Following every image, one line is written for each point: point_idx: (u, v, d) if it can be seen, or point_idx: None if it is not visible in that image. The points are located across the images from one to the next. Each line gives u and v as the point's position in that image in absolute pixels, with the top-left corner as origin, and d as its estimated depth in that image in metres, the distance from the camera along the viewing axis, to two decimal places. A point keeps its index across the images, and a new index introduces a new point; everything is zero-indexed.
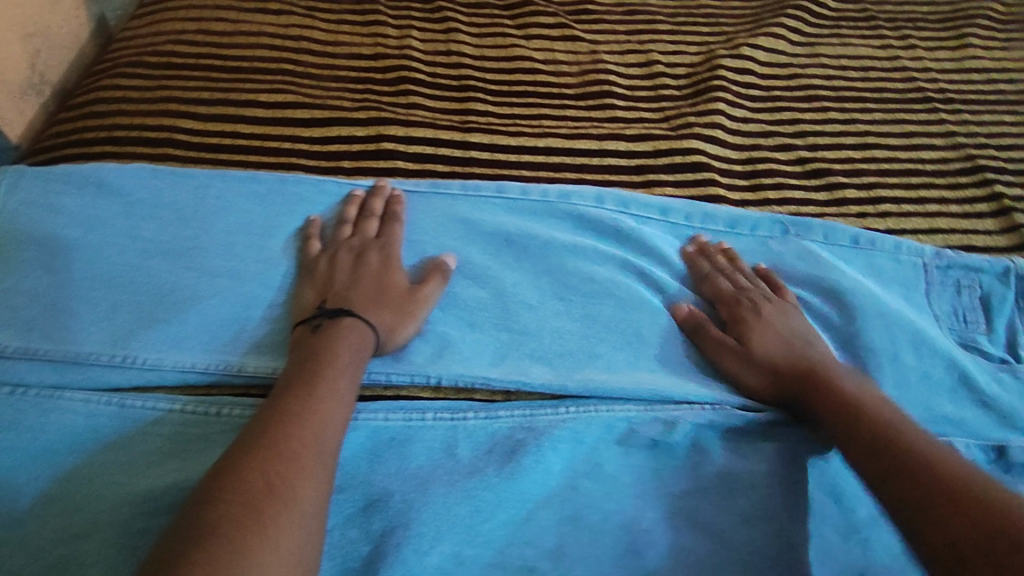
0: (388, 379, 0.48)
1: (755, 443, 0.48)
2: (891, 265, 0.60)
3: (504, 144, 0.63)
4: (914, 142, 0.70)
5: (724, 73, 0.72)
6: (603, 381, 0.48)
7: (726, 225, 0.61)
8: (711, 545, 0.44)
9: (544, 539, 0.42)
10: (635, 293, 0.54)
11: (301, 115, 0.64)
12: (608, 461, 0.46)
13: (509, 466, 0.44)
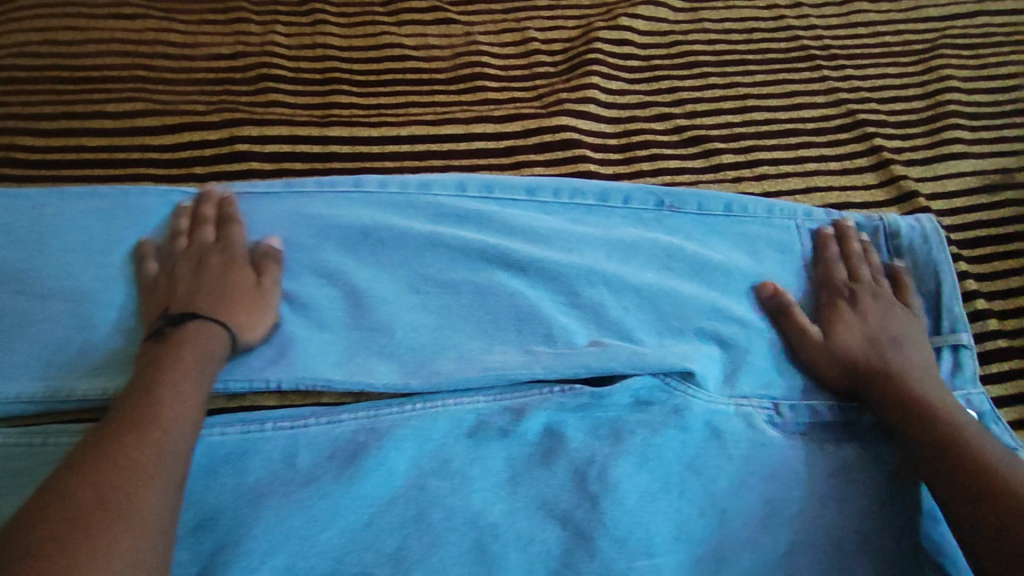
0: (226, 387, 0.46)
1: (610, 425, 0.46)
2: (764, 230, 0.57)
3: (364, 137, 0.62)
4: (796, 101, 0.69)
5: (599, 46, 0.70)
6: (450, 375, 0.47)
7: (597, 201, 0.58)
8: (560, 534, 0.43)
9: (386, 543, 0.41)
10: (495, 282, 0.53)
11: (152, 124, 0.61)
12: (455, 456, 0.44)
13: (348, 472, 0.43)
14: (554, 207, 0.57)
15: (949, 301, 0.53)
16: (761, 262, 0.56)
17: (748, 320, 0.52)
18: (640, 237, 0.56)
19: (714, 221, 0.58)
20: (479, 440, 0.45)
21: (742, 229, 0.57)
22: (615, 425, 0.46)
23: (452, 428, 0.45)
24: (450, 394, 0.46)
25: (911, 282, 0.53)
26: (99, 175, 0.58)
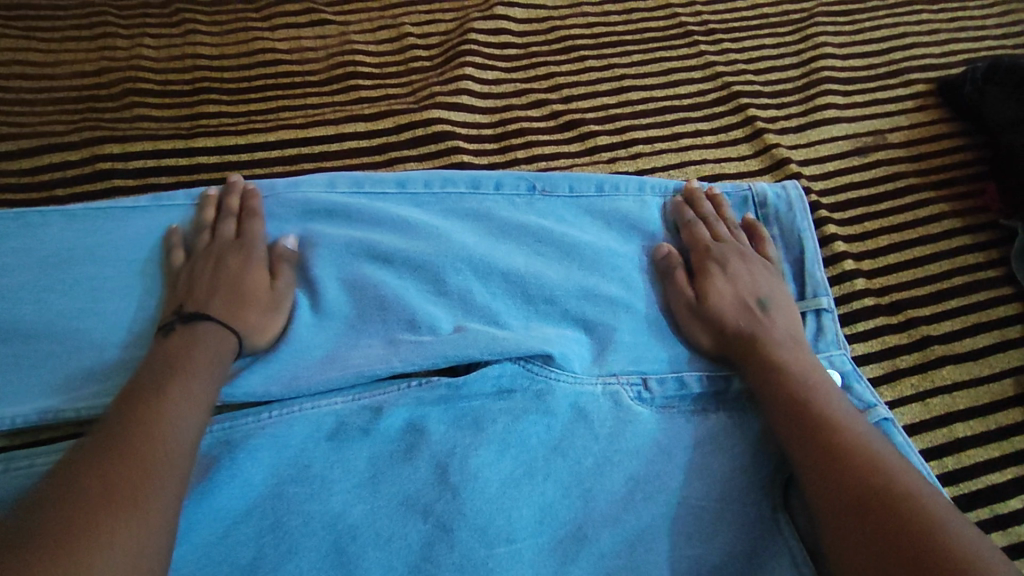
0: (79, 411, 0.45)
1: (471, 414, 0.46)
2: (638, 207, 0.58)
3: (233, 145, 0.61)
4: (672, 79, 0.69)
5: (474, 37, 0.70)
6: (309, 378, 0.46)
7: (467, 189, 0.57)
8: (425, 528, 0.42)
9: (244, 553, 0.40)
10: (360, 276, 0.52)
11: (9, 147, 0.60)
12: (312, 459, 0.44)
13: (198, 486, 0.42)
14: (423, 198, 0.57)
15: (812, 267, 0.54)
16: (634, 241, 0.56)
17: (617, 298, 0.52)
18: (512, 221, 0.56)
19: (587, 202, 0.58)
20: (337, 442, 0.44)
21: (611, 206, 0.58)
22: (478, 414, 0.46)
23: (310, 433, 0.45)
24: (308, 397, 0.46)
25: (768, 235, 0.55)
26: None
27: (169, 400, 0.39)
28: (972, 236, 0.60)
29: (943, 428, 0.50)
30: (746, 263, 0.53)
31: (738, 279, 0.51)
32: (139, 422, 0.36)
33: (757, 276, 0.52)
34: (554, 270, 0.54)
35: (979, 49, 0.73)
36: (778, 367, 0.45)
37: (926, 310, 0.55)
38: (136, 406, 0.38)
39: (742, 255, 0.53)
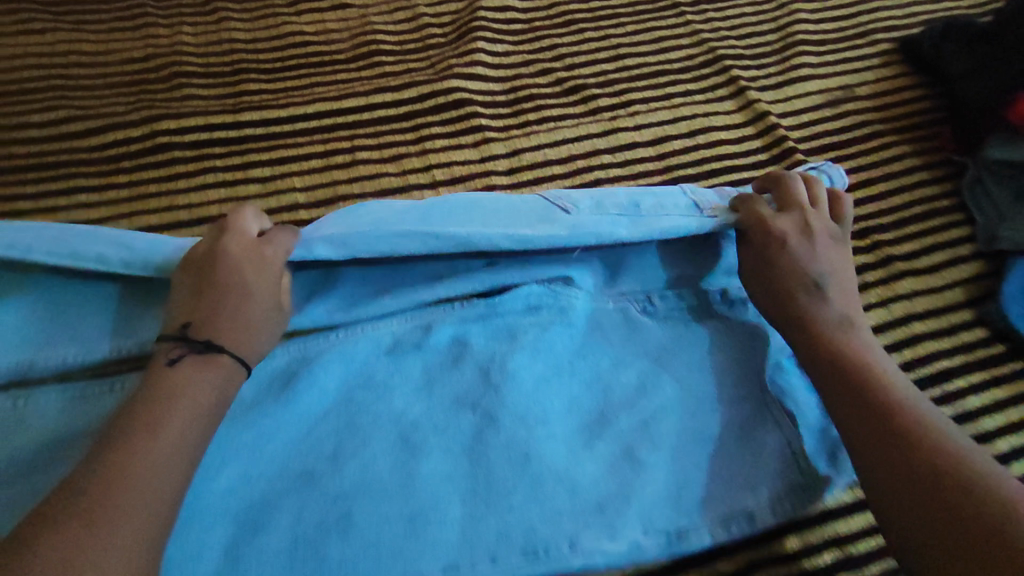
0: None
1: (508, 329, 0.54)
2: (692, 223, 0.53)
3: (276, 117, 0.68)
4: (663, 46, 0.77)
5: (483, 14, 0.77)
6: (368, 305, 0.54)
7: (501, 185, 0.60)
8: (473, 418, 0.50)
9: (326, 445, 0.48)
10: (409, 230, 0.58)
11: (74, 126, 0.66)
12: (376, 369, 0.52)
13: (285, 393, 0.50)
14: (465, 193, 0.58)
15: None
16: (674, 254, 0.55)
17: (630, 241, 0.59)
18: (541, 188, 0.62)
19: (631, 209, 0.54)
20: (396, 355, 0.52)
21: (640, 225, 0.51)
22: (512, 327, 0.54)
23: (373, 348, 0.53)
24: (369, 321, 0.54)
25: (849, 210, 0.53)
26: (30, 179, 0.63)
27: (203, 366, 0.38)
28: (931, 170, 0.68)
29: (906, 330, 0.58)
30: (806, 241, 0.49)
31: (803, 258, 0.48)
32: (172, 393, 0.36)
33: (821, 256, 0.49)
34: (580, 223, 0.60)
35: (935, 10, 0.81)
36: (836, 350, 0.43)
37: (890, 235, 0.64)
38: (172, 371, 0.37)
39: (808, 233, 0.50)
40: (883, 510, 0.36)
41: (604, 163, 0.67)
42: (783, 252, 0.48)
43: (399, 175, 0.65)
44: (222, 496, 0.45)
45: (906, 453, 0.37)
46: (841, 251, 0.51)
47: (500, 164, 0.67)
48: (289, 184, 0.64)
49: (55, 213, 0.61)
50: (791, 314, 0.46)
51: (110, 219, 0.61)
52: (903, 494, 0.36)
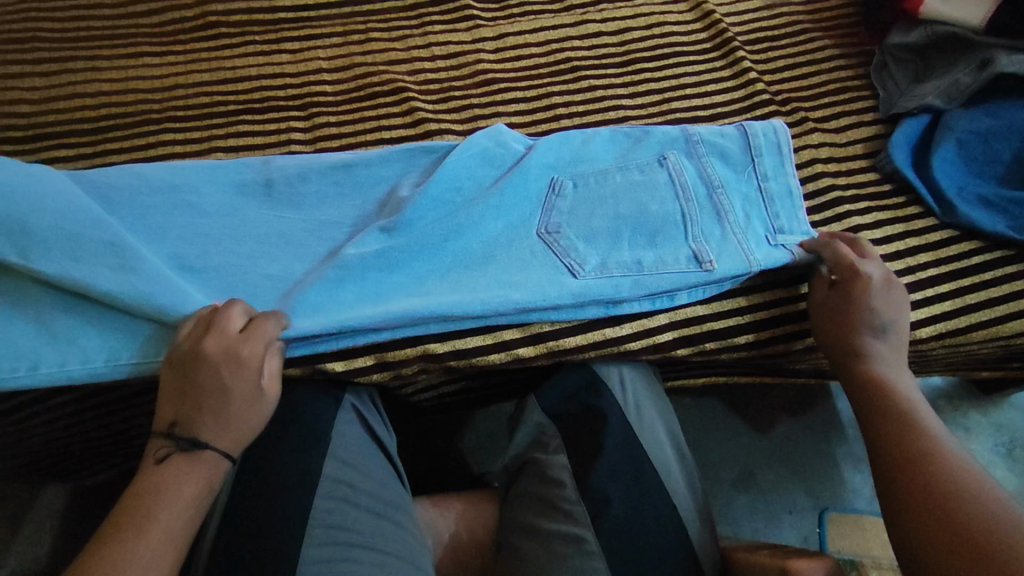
0: (220, 278, 0.61)
1: (473, 181, 0.67)
2: (675, 275, 0.61)
3: (304, 5, 0.85)
4: None
5: None
6: (362, 162, 0.67)
7: (503, 149, 0.69)
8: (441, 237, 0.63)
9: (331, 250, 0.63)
10: (423, 150, 0.68)
11: (143, 8, 0.85)
12: (381, 269, 0.61)
13: (306, 223, 0.65)
14: (481, 227, 0.64)
15: (799, 208, 0.66)
16: (653, 251, 0.63)
17: (592, 149, 0.69)
18: (572, 132, 0.70)
19: (628, 267, 0.62)
20: (396, 266, 0.61)
21: (639, 287, 0.60)
22: (474, 182, 0.66)
23: (379, 261, 0.61)
24: (365, 169, 0.67)
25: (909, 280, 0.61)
26: (106, 47, 0.81)
27: (186, 464, 0.47)
28: (847, 57, 0.81)
29: (809, 172, 0.71)
30: (888, 288, 0.57)
31: (878, 301, 0.56)
32: (160, 498, 0.45)
33: (892, 305, 0.57)
34: (580, 165, 0.69)
35: None
36: (884, 385, 0.53)
37: (807, 105, 0.77)
38: (161, 482, 0.46)
39: (888, 283, 0.58)
40: (897, 517, 0.45)
41: (574, 47, 0.82)
42: (868, 295, 0.56)
43: (405, 50, 0.82)
44: (262, 281, 0.61)
45: (930, 472, 0.45)
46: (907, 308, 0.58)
47: (488, 46, 0.82)
48: (315, 54, 0.81)
49: (127, 71, 0.79)
50: (856, 349, 0.55)
51: (171, 74, 0.79)
52: (912, 506, 0.44)
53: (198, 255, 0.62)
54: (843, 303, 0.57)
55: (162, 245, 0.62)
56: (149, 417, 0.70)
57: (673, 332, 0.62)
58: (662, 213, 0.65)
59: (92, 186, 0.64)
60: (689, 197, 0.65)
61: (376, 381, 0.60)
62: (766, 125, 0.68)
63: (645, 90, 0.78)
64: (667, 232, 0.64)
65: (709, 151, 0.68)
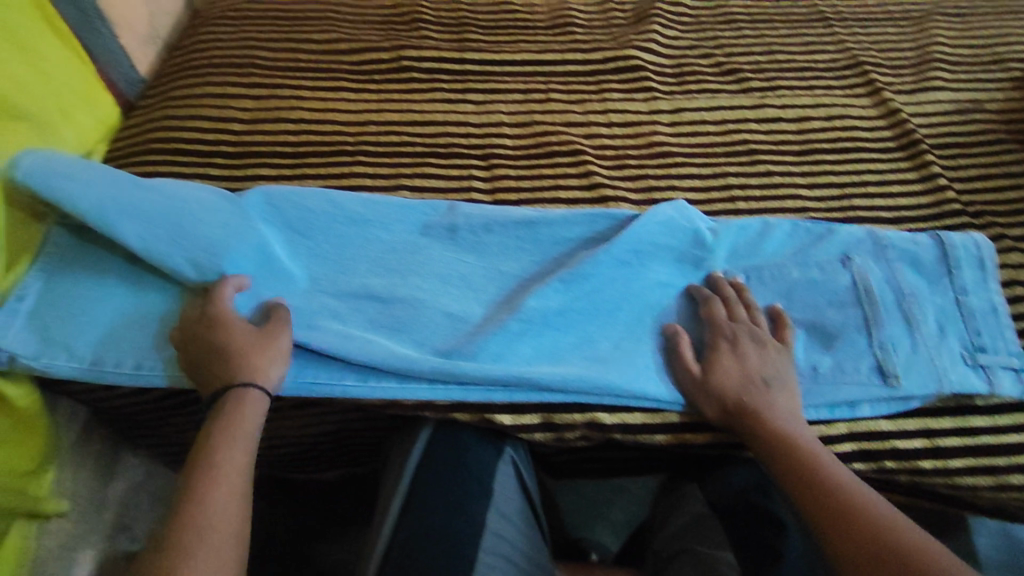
0: (400, 315, 0.63)
1: (652, 254, 0.66)
2: (857, 385, 0.59)
3: (490, 61, 0.90)
4: (810, 50, 0.91)
5: (661, 5, 0.96)
6: (545, 220, 0.69)
7: (684, 223, 0.68)
8: (619, 307, 0.64)
9: (507, 299, 0.65)
10: (605, 217, 0.69)
11: (345, 47, 0.92)
12: (556, 329, 0.62)
13: (486, 272, 0.67)
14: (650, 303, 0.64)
15: (1000, 330, 0.62)
16: (833, 353, 0.61)
17: (775, 235, 0.68)
18: (753, 217, 0.69)
19: (807, 368, 0.60)
20: (571, 327, 0.62)
21: (817, 394, 0.59)
22: (651, 253, 0.66)
23: (556, 319, 0.62)
24: (546, 228, 0.69)
25: (734, 293, 0.63)
26: (309, 77, 0.88)
27: (224, 443, 0.52)
28: None
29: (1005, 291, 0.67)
30: (754, 342, 0.59)
31: (744, 356, 0.58)
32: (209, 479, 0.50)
33: (762, 354, 0.58)
34: (761, 250, 0.67)
35: None
36: (789, 446, 0.54)
37: (1001, 220, 0.73)
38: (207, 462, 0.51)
39: (765, 385, 0.57)
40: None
41: (751, 129, 0.82)
42: (726, 352, 0.58)
43: (583, 113, 0.84)
44: (440, 322, 0.62)
45: (870, 538, 0.48)
46: (779, 356, 0.59)
47: (664, 118, 0.84)
48: (497, 108, 0.85)
49: (326, 102, 0.85)
50: (753, 408, 0.56)
51: (365, 109, 0.85)
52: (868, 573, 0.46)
53: (384, 288, 0.64)
54: (712, 361, 0.58)
55: (352, 277, 0.66)
56: (300, 430, 0.73)
57: (850, 444, 0.58)
58: (845, 313, 0.62)
59: (293, 210, 0.69)
60: (878, 302, 0.63)
61: (535, 440, 0.60)
62: (966, 238, 0.66)
63: (824, 182, 0.77)
64: (850, 334, 0.61)
65: (901, 256, 0.65)
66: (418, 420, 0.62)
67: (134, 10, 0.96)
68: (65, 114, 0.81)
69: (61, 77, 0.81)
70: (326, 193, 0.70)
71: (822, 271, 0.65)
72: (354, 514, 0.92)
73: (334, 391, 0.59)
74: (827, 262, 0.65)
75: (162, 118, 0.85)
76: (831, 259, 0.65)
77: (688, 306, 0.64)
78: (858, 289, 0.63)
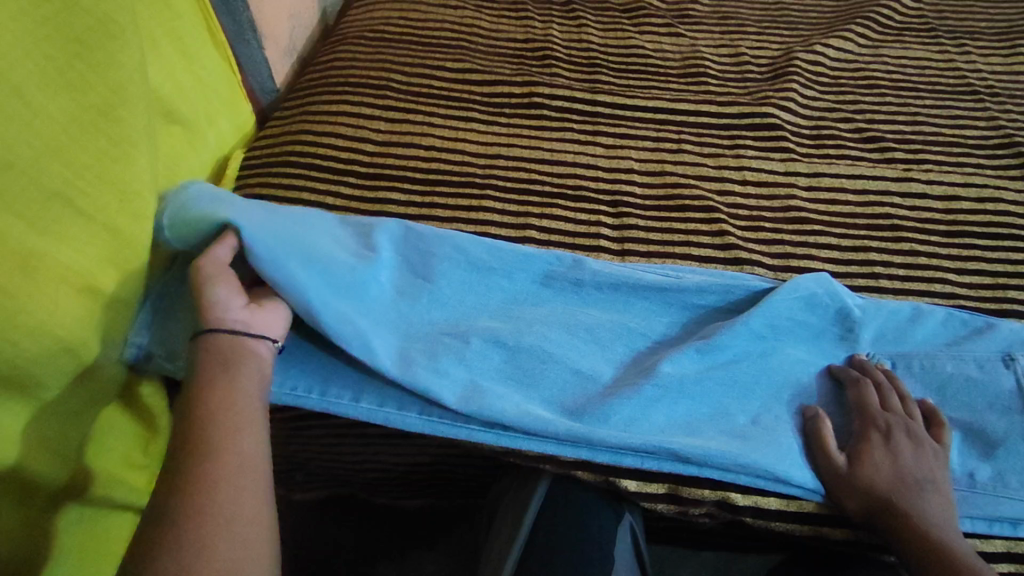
0: (528, 365, 0.61)
1: (787, 332, 0.63)
2: (1020, 502, 0.54)
3: (621, 105, 0.89)
4: (959, 122, 0.88)
5: (799, 63, 0.94)
6: (678, 280, 0.66)
7: (826, 301, 0.64)
8: (756, 384, 0.61)
9: (636, 361, 0.63)
10: (739, 285, 0.66)
11: (477, 77, 0.93)
12: (689, 402, 0.59)
13: (614, 328, 0.64)
14: (777, 381, 0.61)
15: None
16: (993, 462, 0.56)
17: (925, 324, 0.64)
18: (897, 303, 0.65)
19: (962, 476, 0.56)
20: (706, 397, 0.60)
21: (976, 505, 0.54)
22: (784, 329, 0.63)
23: (691, 387, 0.59)
24: (678, 290, 0.66)
25: (902, 388, 0.59)
26: (442, 105, 0.90)
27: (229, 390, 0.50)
28: None
29: None
30: (910, 439, 0.55)
31: (896, 452, 0.54)
32: (220, 471, 0.46)
33: (919, 455, 0.55)
34: (911, 340, 0.63)
35: None
36: (942, 550, 0.49)
37: None
38: (220, 416, 0.49)
39: (919, 487, 0.53)
40: None
41: (894, 204, 0.78)
42: (875, 445, 0.55)
43: (716, 168, 0.82)
44: (568, 379, 0.60)
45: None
46: (935, 458, 0.55)
47: (801, 181, 0.81)
48: (628, 154, 0.84)
49: (457, 132, 0.86)
50: (904, 504, 0.52)
51: (494, 143, 0.85)
52: None
53: (510, 333, 0.62)
54: (858, 453, 0.55)
55: (479, 317, 0.65)
56: (395, 458, 0.72)
57: (1008, 564, 0.53)
58: (1008, 420, 0.58)
59: (413, 255, 0.67)
60: None
61: (658, 510, 0.57)
62: None
63: (974, 268, 0.73)
64: (1014, 443, 0.57)
65: None
66: (535, 470, 0.60)
67: (281, 22, 0.99)
68: (210, 119, 0.82)
69: (213, 83, 0.82)
70: (447, 238, 0.69)
71: (979, 371, 0.61)
72: (416, 538, 0.91)
73: (460, 434, 0.57)
74: (984, 360, 0.61)
75: (296, 130, 0.87)
76: (987, 357, 0.61)
77: (830, 390, 0.61)
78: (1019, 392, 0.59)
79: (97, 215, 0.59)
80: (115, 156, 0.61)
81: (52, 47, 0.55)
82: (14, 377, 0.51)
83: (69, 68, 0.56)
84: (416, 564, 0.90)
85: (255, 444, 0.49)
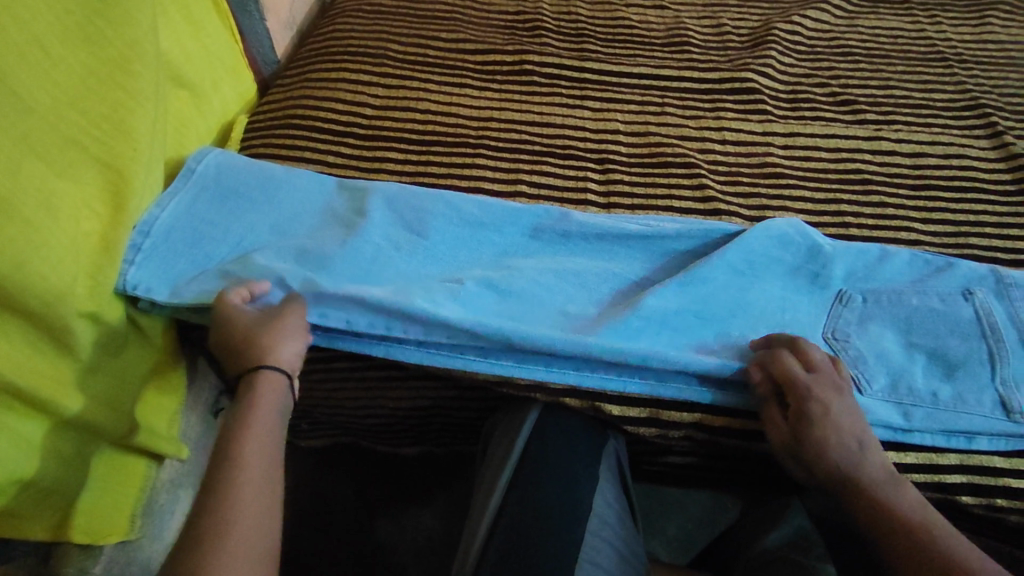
0: (520, 302, 0.65)
1: (761, 271, 0.68)
2: (978, 418, 0.59)
3: (608, 71, 0.93)
4: (928, 87, 0.93)
5: (777, 32, 0.98)
6: (659, 226, 0.70)
7: (797, 243, 0.69)
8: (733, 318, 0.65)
9: (620, 298, 0.67)
10: (717, 229, 0.70)
11: (470, 47, 0.97)
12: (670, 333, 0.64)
13: (599, 270, 0.69)
14: (753, 314, 0.65)
15: None
16: (953, 384, 0.61)
17: (893, 263, 0.69)
18: (867, 245, 0.70)
19: (925, 395, 0.60)
20: (685, 329, 0.64)
21: (937, 420, 0.59)
22: (758, 268, 0.68)
23: (672, 320, 0.64)
24: (660, 235, 0.70)
25: (809, 347, 0.59)
26: (437, 72, 0.94)
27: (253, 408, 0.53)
28: None
29: None
30: (837, 399, 0.55)
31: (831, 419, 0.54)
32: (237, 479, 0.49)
33: (847, 413, 0.55)
34: (880, 278, 0.68)
35: None
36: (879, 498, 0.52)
37: None
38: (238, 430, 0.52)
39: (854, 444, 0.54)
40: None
41: (865, 160, 0.83)
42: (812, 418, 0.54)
43: (697, 129, 0.86)
44: (557, 314, 0.65)
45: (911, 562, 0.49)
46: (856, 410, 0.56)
47: (777, 141, 0.85)
48: (614, 116, 0.88)
49: (451, 97, 0.90)
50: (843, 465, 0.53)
51: (487, 107, 0.89)
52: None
53: (504, 274, 0.66)
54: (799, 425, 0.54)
55: (475, 262, 0.70)
56: (394, 403, 0.76)
57: (959, 475, 0.58)
58: (969, 345, 0.63)
59: (412, 207, 0.72)
60: (1001, 337, 0.63)
61: (641, 435, 0.62)
62: None
63: (939, 218, 0.77)
64: (973, 367, 0.61)
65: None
66: (526, 400, 0.64)
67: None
68: (215, 84, 0.86)
69: (218, 53, 0.86)
70: (443, 194, 0.73)
71: (942, 304, 0.65)
72: (412, 497, 0.95)
73: (457, 363, 0.61)
74: (946, 295, 0.66)
75: (298, 95, 0.90)
76: (950, 292, 0.66)
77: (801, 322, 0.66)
78: (979, 323, 0.64)
79: (110, 164, 0.62)
80: (129, 106, 0.64)
81: (69, 2, 0.58)
82: (47, 320, 0.54)
83: (88, 24, 0.60)
84: (414, 522, 0.93)
85: (269, 455, 0.52)
